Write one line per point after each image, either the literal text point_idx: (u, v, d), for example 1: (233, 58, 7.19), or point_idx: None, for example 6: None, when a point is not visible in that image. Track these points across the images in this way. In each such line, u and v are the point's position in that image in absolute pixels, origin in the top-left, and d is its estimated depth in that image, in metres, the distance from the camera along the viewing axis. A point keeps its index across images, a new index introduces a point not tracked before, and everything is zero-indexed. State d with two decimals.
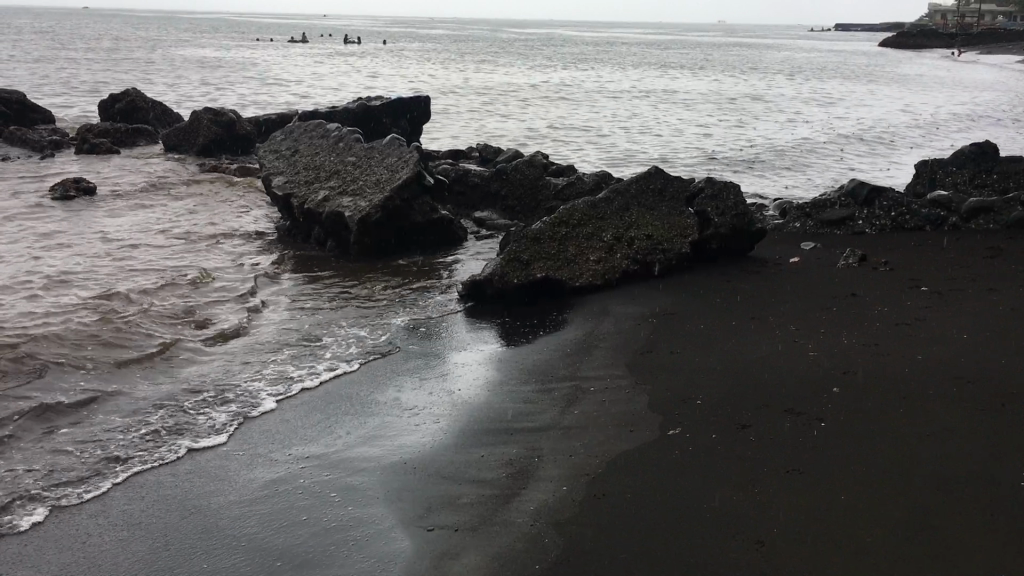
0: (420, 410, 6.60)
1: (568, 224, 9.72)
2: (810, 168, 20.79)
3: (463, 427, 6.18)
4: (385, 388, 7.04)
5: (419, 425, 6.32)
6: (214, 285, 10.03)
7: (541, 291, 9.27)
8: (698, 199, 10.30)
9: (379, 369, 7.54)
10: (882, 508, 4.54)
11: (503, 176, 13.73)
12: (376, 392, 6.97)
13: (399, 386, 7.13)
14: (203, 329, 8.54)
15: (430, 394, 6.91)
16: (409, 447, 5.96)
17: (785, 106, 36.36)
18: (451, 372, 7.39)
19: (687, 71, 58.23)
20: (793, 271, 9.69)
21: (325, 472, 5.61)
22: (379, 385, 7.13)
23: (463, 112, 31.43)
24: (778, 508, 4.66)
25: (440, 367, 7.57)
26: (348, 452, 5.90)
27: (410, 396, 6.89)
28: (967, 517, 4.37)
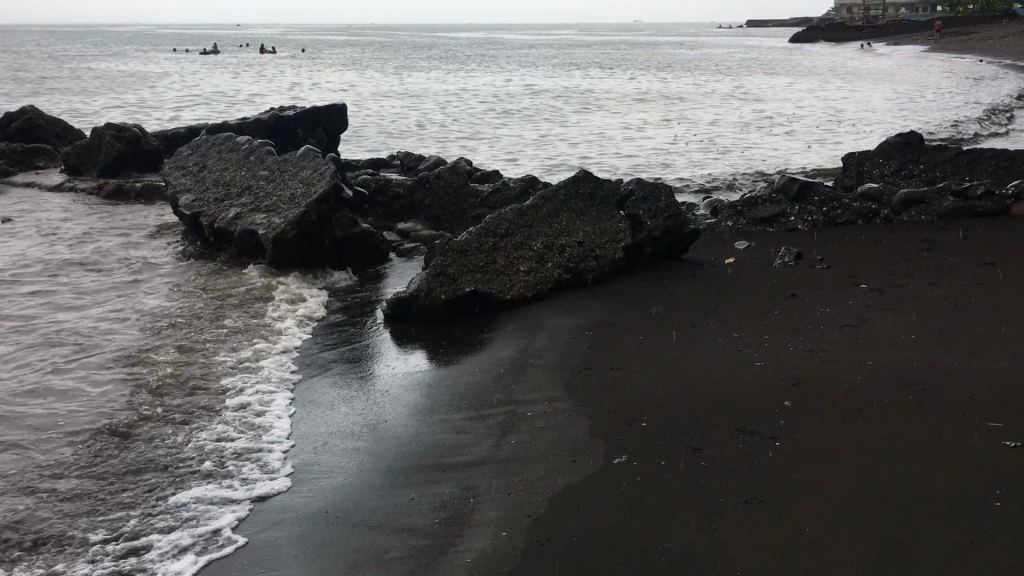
0: (352, 444, 6.30)
1: (496, 234, 9.56)
2: (742, 165, 20.53)
3: (398, 466, 5.88)
4: (316, 420, 6.77)
5: (345, 462, 5.97)
6: (103, 321, 9.32)
7: (473, 306, 9.15)
8: (629, 202, 10.15)
9: (311, 393, 7.35)
10: (844, 551, 4.19)
11: (427, 185, 13.59)
12: (308, 425, 6.67)
13: (332, 414, 6.92)
14: (67, 374, 7.80)
15: (363, 426, 6.66)
16: (334, 488, 5.59)
17: (717, 103, 36.16)
18: (387, 404, 7.13)
19: (607, 70, 57.86)
20: (733, 274, 9.42)
21: (246, 521, 5.21)
22: (311, 414, 6.88)
23: (388, 125, 30.78)
24: (731, 555, 4.29)
25: (367, 395, 7.25)
26: (268, 496, 5.51)
27: (343, 427, 6.63)
28: (937, 561, 4.03)
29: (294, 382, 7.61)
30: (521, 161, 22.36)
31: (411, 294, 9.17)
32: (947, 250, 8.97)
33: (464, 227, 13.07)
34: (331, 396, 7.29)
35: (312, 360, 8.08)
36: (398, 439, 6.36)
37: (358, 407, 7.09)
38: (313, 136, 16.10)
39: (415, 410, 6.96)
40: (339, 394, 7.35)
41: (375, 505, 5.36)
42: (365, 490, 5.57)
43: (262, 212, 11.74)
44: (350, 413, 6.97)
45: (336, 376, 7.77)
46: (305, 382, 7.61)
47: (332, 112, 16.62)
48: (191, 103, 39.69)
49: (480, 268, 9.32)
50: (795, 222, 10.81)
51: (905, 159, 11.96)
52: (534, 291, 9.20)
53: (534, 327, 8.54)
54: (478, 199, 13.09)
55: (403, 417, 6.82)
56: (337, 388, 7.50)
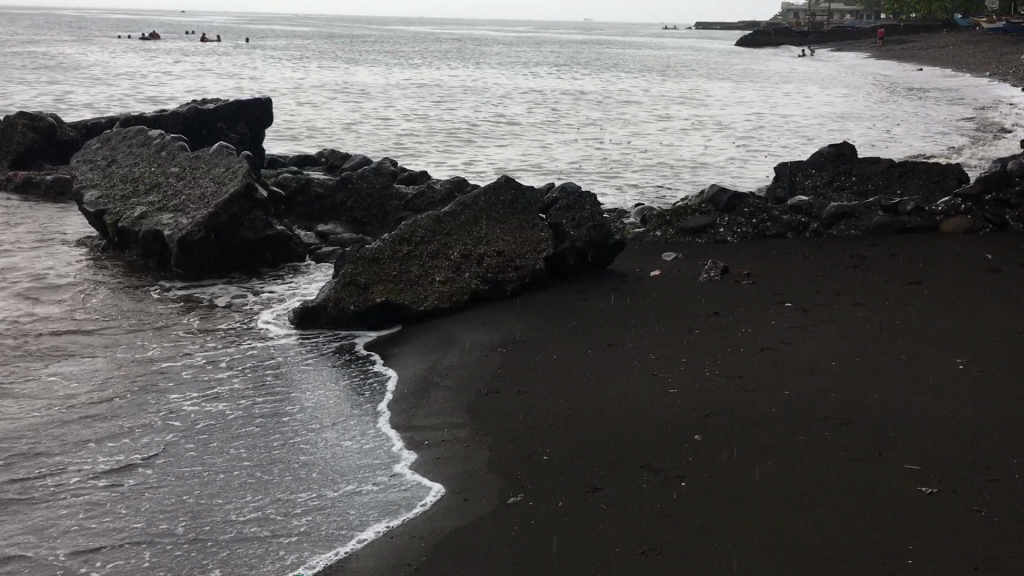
0: (289, 445, 6.00)
1: (412, 241, 9.13)
2: (678, 170, 20.31)
3: (336, 469, 5.61)
4: (249, 421, 6.44)
5: (309, 451, 5.92)
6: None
7: (385, 316, 8.69)
8: (551, 209, 9.75)
9: (239, 394, 6.99)
10: None
11: (349, 185, 13.07)
12: (241, 427, 6.35)
13: (264, 413, 6.59)
14: None
15: (300, 426, 6.35)
16: (306, 476, 5.53)
17: (659, 106, 36.04)
18: (344, 392, 7.05)
19: (551, 70, 57.58)
20: (655, 288, 9.09)
21: (230, 513, 5.14)
22: (242, 416, 6.55)
23: (324, 118, 30.04)
24: None
25: (316, 387, 7.17)
26: (239, 490, 5.41)
27: (277, 428, 6.31)
28: None
29: (212, 387, 7.18)
30: (457, 160, 21.81)
31: (320, 302, 8.71)
32: (874, 268, 8.74)
33: (387, 229, 12.57)
34: (262, 396, 6.94)
35: (214, 372, 7.53)
36: (337, 440, 6.07)
37: (294, 404, 6.77)
38: (234, 131, 15.44)
39: (355, 408, 6.67)
40: (271, 393, 7.00)
41: (334, 499, 5.22)
42: (301, 495, 5.29)
43: (171, 211, 11.08)
44: (285, 410, 6.65)
45: (254, 378, 7.35)
46: (228, 385, 7.21)
47: (255, 107, 15.97)
48: (122, 92, 38.39)
49: (392, 276, 8.86)
50: (724, 234, 10.52)
51: (836, 172, 11.78)
52: (449, 301, 8.76)
53: (452, 339, 8.12)
54: (403, 202, 12.62)
55: (343, 416, 6.51)
56: (269, 387, 7.14)
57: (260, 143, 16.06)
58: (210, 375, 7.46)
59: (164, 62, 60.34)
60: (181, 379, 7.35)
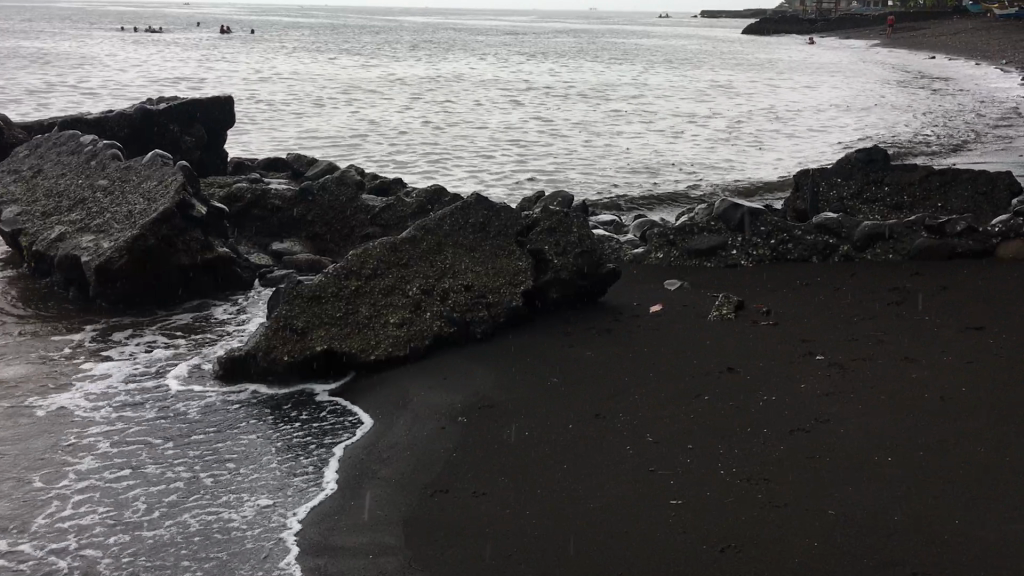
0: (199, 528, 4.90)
1: (362, 275, 7.60)
2: (684, 167, 18.62)
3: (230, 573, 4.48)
4: (150, 494, 5.32)
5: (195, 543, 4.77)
6: None
7: (326, 368, 7.13)
8: (532, 233, 8.21)
9: (143, 456, 5.83)
10: None
11: (309, 198, 11.52)
12: (139, 503, 5.23)
13: (168, 486, 5.42)
14: None
15: (216, 500, 5.24)
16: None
17: (663, 97, 34.24)
18: (249, 450, 5.91)
19: (551, 60, 55.68)
20: (654, 329, 7.55)
21: None
22: (141, 487, 5.41)
23: (308, 111, 28.34)
24: None
25: (220, 445, 6.01)
26: None
27: (181, 506, 5.16)
28: None
29: (103, 451, 5.87)
30: (443, 156, 20.10)
31: (247, 352, 7.14)
32: (922, 304, 7.24)
33: (352, 249, 11.06)
34: (171, 459, 5.78)
35: (96, 438, 6.08)
36: (260, 519, 4.97)
37: (210, 470, 5.62)
38: (187, 133, 13.85)
39: (286, 473, 5.54)
40: (183, 455, 5.85)
41: None
42: None
43: (91, 233, 9.55)
44: (195, 482, 5.49)
45: (168, 436, 6.14)
46: (129, 445, 6.00)
47: (213, 105, 14.40)
48: (100, 85, 36.72)
49: (337, 319, 7.30)
50: (737, 258, 8.97)
51: (866, 179, 10.23)
52: (405, 349, 7.21)
53: (406, 403, 6.57)
54: (367, 216, 11.15)
55: (269, 484, 5.40)
56: (179, 447, 5.95)
57: (220, 146, 14.48)
58: (120, 435, 6.18)
59: (150, 54, 58.53)
60: (70, 447, 5.94)
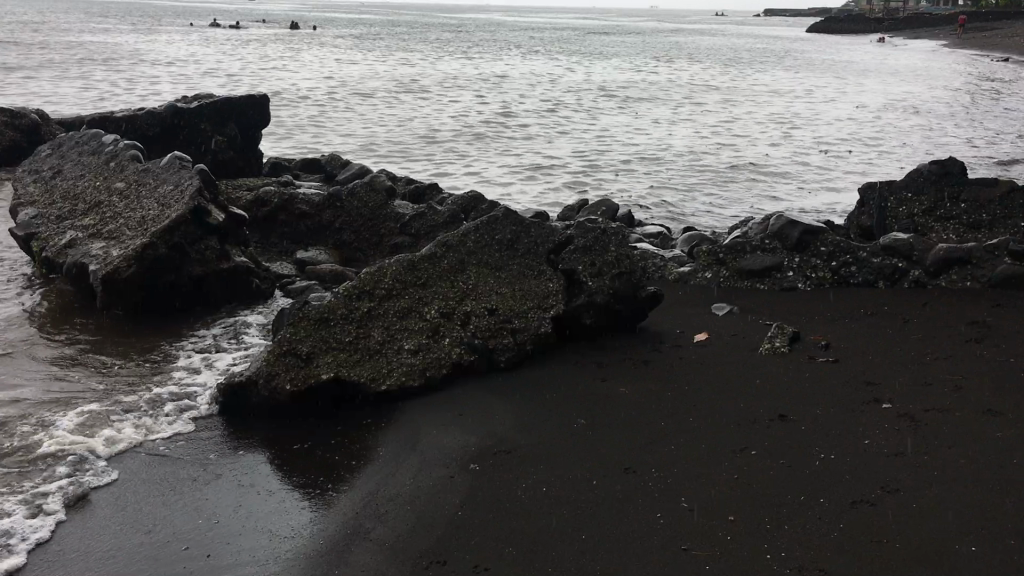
0: None
1: (375, 295, 6.96)
2: (739, 173, 17.74)
3: None
4: (126, 551, 4.80)
5: None
6: None
7: (333, 398, 6.48)
8: (565, 251, 7.47)
9: (122, 502, 5.33)
10: None
11: (338, 203, 10.94)
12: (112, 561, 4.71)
13: (147, 545, 4.85)
14: None
15: (103, 514, 5.19)
16: None
17: (721, 98, 33.19)
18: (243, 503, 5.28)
19: (607, 60, 54.70)
20: (696, 361, 6.78)
21: None
22: (115, 542, 4.90)
23: (355, 108, 27.92)
24: None
25: (213, 495, 5.41)
26: None
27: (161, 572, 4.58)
28: None
29: (82, 499, 5.34)
30: (487, 157, 19.38)
31: (247, 379, 6.54)
32: (1006, 345, 6.36)
33: (380, 259, 10.46)
34: (152, 506, 5.28)
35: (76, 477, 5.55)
36: None
37: (193, 518, 5.12)
38: (220, 133, 13.40)
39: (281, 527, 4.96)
40: (164, 501, 5.34)
41: None
42: None
43: (103, 239, 9.06)
44: (145, 511, 5.22)
45: (158, 482, 5.57)
46: (111, 492, 5.44)
47: (247, 103, 13.84)
48: (153, 78, 36.70)
49: (346, 343, 6.65)
50: (794, 280, 8.13)
51: (940, 194, 9.33)
52: (419, 379, 6.56)
53: (414, 442, 5.91)
54: (397, 224, 10.53)
55: (183, 509, 5.22)
56: (168, 496, 5.39)
57: (254, 146, 14.02)
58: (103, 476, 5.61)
59: (207, 49, 58.91)
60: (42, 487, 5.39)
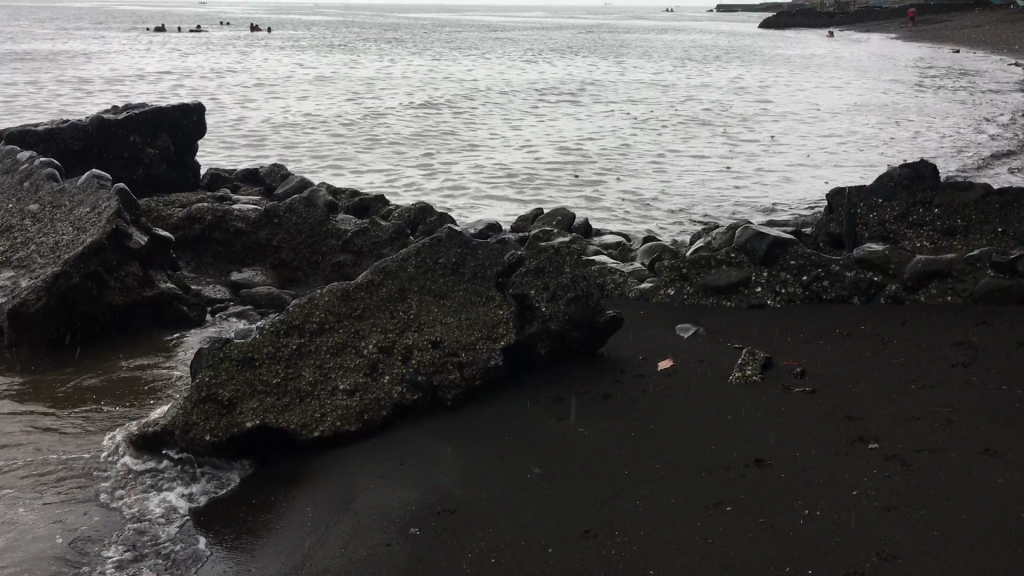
0: None
1: (306, 330, 6.28)
2: (697, 174, 17.30)
3: None
4: None
5: None
6: None
7: (259, 447, 5.78)
8: (515, 274, 6.85)
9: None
10: None
11: (275, 220, 10.22)
12: None
13: None
14: None
15: None
16: None
17: (677, 95, 32.86)
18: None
19: (561, 57, 54.27)
20: (661, 393, 6.19)
21: None
22: None
23: (303, 112, 27.12)
24: None
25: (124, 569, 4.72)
26: None
27: None
28: None
29: None
30: (439, 161, 18.68)
31: (161, 429, 5.82)
32: (996, 369, 5.85)
33: (322, 279, 9.75)
34: None
35: None
36: None
37: None
38: (151, 145, 12.64)
39: None
40: None
41: None
42: None
43: (12, 267, 8.26)
44: None
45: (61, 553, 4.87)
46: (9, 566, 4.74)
47: (179, 113, 13.14)
48: (93, 85, 35.47)
49: (272, 386, 5.96)
50: (762, 296, 7.58)
51: (911, 199, 8.87)
52: (356, 424, 5.88)
53: (349, 498, 5.23)
54: (339, 241, 9.84)
55: None
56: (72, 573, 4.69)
57: (189, 159, 13.27)
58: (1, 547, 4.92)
59: (152, 53, 57.50)
60: None
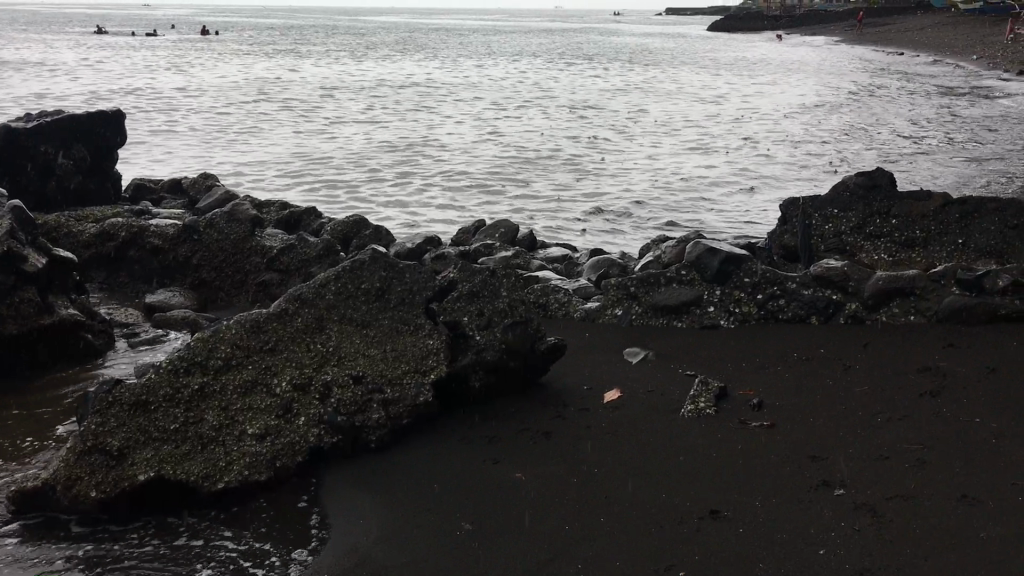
0: None
1: (209, 368, 5.62)
2: (645, 177, 16.86)
3: None
4: None
5: None
6: None
7: (154, 501, 5.08)
8: (445, 300, 6.26)
9: None
10: None
11: (194, 237, 9.50)
12: None
13: None
14: None
15: None
16: None
17: (624, 98, 32.58)
18: None
19: (508, 60, 53.86)
20: (607, 430, 5.62)
21: None
22: None
23: (241, 116, 26.27)
24: None
25: None
26: None
27: None
28: None
29: None
30: (379, 166, 18.00)
31: (41, 483, 5.08)
32: (966, 398, 5.41)
33: (246, 300, 9.05)
34: None
35: None
36: None
37: None
38: (65, 156, 11.80)
39: None
40: None
41: None
42: None
43: None
44: None
45: None
46: None
47: (95, 121, 12.28)
48: (23, 89, 34.13)
49: (171, 433, 5.28)
50: (715, 317, 7.08)
51: (868, 209, 8.44)
52: (267, 473, 5.20)
53: (250, 561, 4.55)
54: (264, 259, 9.15)
55: None
56: None
57: (107, 170, 12.45)
58: None
59: (87, 55, 55.93)
60: None
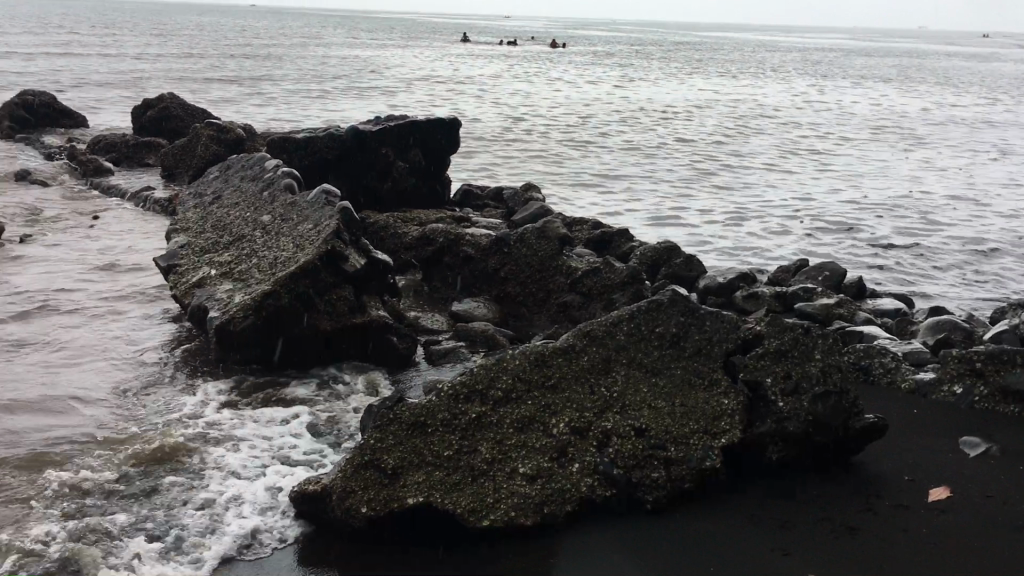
0: None
1: (490, 398, 5.42)
2: (1004, 225, 14.81)
3: None
4: None
5: None
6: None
7: (418, 528, 4.92)
8: (748, 357, 5.61)
9: None
10: None
11: (505, 248, 9.52)
12: None
13: None
14: None
15: None
16: None
17: (986, 131, 29.27)
18: None
19: (854, 84, 50.67)
20: (928, 538, 4.68)
21: None
22: None
23: (573, 129, 26.82)
24: None
25: None
26: None
27: None
28: None
29: None
30: (701, 189, 17.42)
31: (317, 490, 5.11)
32: None
33: (547, 318, 8.91)
34: None
35: None
36: None
37: None
38: (403, 159, 12.45)
39: None
40: None
41: None
42: None
43: (232, 280, 8.12)
44: None
45: None
46: None
47: (431, 126, 12.85)
48: (384, 92, 37.43)
49: (444, 459, 5.11)
50: None
51: None
52: (534, 517, 4.86)
53: None
54: (568, 280, 8.98)
55: None
56: None
57: (439, 173, 12.98)
58: None
59: (442, 63, 60.42)
60: None
